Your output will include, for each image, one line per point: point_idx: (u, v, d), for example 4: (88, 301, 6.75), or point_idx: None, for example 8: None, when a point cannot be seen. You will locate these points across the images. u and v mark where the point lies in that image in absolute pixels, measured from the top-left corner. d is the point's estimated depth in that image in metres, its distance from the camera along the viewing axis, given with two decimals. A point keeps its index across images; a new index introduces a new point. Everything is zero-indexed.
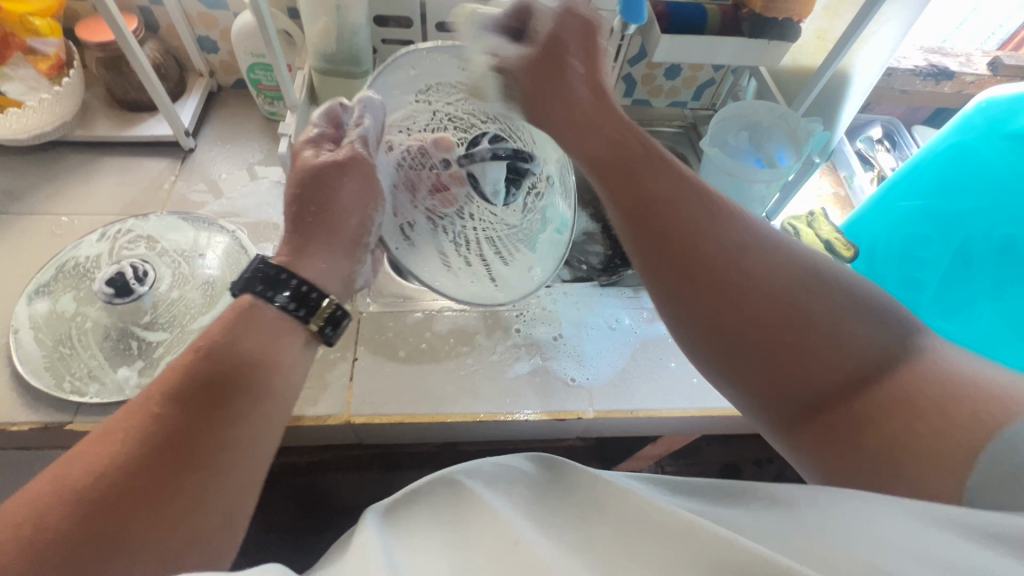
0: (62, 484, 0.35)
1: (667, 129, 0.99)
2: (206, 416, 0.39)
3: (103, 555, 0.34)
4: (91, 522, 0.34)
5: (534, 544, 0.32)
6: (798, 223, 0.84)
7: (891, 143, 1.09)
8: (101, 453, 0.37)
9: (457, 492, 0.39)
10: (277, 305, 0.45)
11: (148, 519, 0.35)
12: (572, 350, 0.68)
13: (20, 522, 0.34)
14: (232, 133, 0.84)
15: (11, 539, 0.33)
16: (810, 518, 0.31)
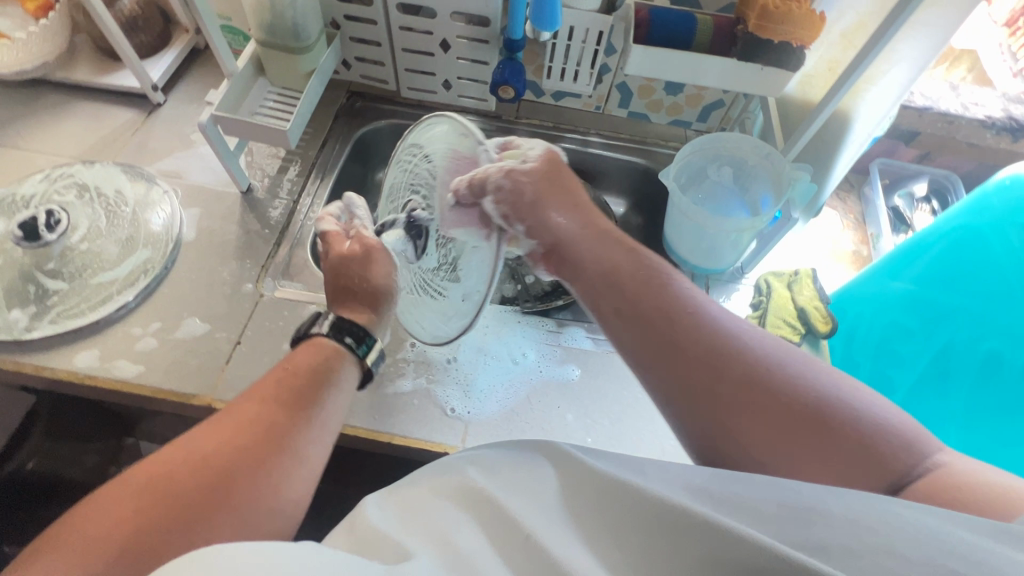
0: (133, 480, 0.35)
1: (662, 150, 0.89)
2: (286, 408, 0.42)
3: (188, 531, 0.34)
4: (164, 513, 0.34)
5: (557, 548, 0.30)
6: (775, 281, 0.73)
7: (938, 203, 0.92)
8: (174, 456, 0.37)
9: (455, 476, 0.35)
10: (337, 341, 0.49)
11: (210, 512, 0.35)
12: (462, 377, 0.63)
13: (101, 521, 0.33)
14: (203, 93, 0.85)
15: (77, 533, 0.32)
16: (823, 524, 0.29)
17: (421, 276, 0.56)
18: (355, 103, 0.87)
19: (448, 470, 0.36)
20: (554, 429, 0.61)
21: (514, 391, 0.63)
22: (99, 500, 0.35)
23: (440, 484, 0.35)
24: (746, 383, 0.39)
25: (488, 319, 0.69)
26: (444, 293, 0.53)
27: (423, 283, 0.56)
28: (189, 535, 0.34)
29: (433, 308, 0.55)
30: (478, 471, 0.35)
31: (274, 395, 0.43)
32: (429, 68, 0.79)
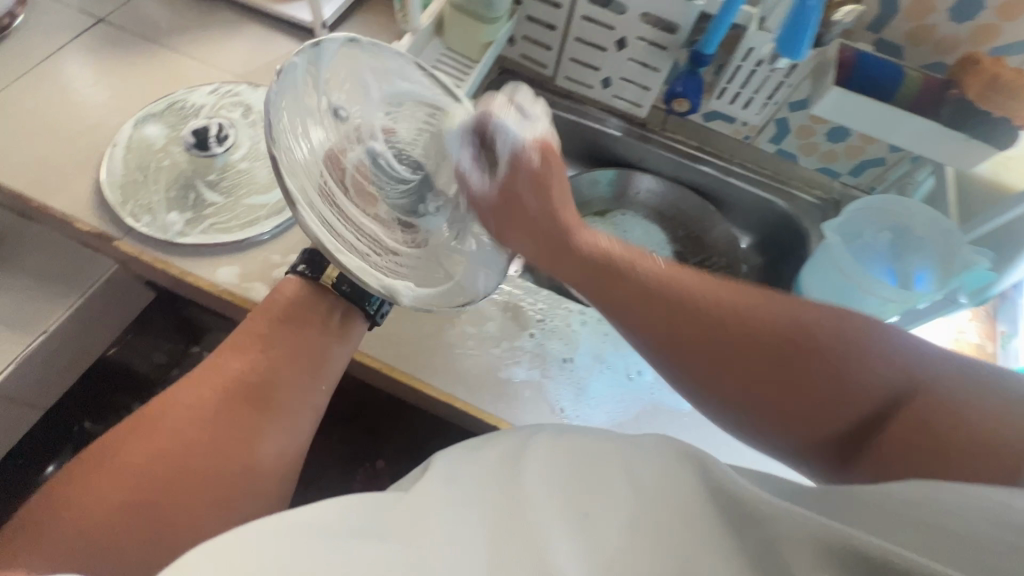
0: (161, 471, 0.46)
1: (803, 195, 0.85)
2: (262, 394, 0.53)
3: (183, 500, 0.45)
4: (165, 491, 0.45)
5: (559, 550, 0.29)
6: None
7: None
8: (194, 440, 0.48)
9: (497, 462, 0.34)
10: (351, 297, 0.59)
11: (191, 495, 0.46)
12: (576, 379, 0.62)
13: (123, 501, 0.43)
14: (364, 39, 0.85)
15: (102, 507, 0.43)
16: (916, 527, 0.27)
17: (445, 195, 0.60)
18: (505, 80, 0.86)
19: (515, 439, 0.36)
20: None
21: (624, 406, 0.62)
22: (105, 470, 0.45)
23: (544, 456, 0.34)
24: (658, 308, 0.43)
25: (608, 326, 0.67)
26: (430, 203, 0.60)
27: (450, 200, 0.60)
28: (181, 503, 0.45)
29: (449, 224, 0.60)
30: (545, 441, 0.35)
31: (253, 368, 0.54)
32: (594, 63, 0.78)
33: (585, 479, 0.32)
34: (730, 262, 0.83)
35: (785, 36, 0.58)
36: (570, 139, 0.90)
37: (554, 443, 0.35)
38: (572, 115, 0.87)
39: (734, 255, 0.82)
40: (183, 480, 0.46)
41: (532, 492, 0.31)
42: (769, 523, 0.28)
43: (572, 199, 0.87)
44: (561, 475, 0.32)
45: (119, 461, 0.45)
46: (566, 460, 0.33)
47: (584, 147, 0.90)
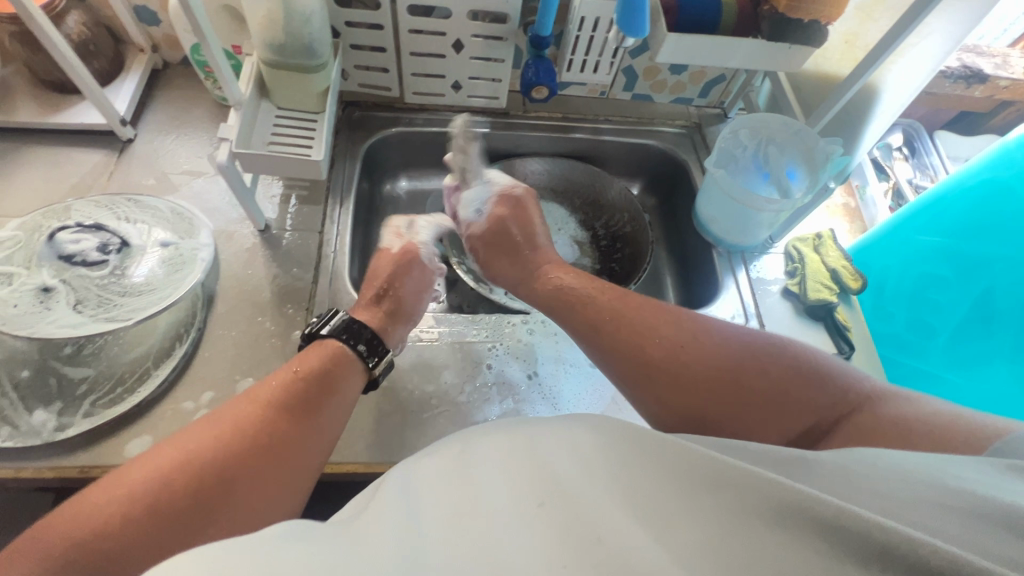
0: None
1: (669, 128, 0.90)
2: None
3: None
4: None
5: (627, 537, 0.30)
6: (803, 247, 0.78)
7: (910, 150, 1.02)
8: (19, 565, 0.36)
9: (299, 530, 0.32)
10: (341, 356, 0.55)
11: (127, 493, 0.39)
12: (547, 391, 0.62)
13: None
14: (179, 120, 0.75)
15: None
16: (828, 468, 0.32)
17: (89, 289, 0.56)
18: (352, 113, 0.81)
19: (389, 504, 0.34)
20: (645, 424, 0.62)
21: (602, 394, 0.63)
22: None
23: (492, 443, 0.39)
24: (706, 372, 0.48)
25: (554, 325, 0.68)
26: (81, 297, 0.55)
27: (112, 304, 0.56)
28: None
29: (79, 307, 0.54)
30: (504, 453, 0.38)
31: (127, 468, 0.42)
32: (438, 71, 0.75)
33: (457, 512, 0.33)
34: (630, 210, 0.84)
35: (623, 15, 0.57)
36: (440, 150, 0.86)
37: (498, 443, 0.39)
38: (435, 127, 0.83)
39: (634, 206, 0.83)
40: (231, 465, 0.42)
41: (498, 500, 0.34)
42: (727, 476, 0.32)
43: None
44: (440, 483, 0.36)
45: (257, 391, 0.48)
46: (513, 467, 0.36)
47: None
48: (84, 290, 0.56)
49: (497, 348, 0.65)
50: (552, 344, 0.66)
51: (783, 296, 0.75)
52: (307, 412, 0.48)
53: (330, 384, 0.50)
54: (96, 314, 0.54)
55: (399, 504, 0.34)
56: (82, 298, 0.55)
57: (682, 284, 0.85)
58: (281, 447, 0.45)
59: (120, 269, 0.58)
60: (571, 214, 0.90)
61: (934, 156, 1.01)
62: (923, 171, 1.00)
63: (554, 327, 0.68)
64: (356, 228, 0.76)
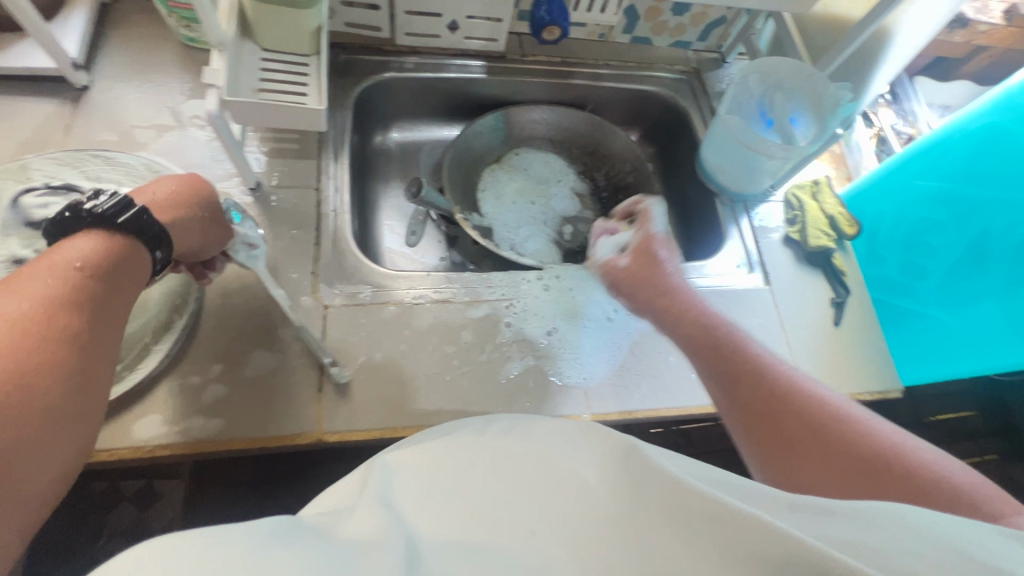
0: None
1: (668, 74, 0.87)
2: None
3: None
4: None
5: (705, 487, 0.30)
6: (802, 194, 0.79)
7: (892, 96, 1.04)
8: None
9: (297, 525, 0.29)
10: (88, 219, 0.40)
11: None
12: (566, 347, 0.62)
13: None
14: (141, 64, 0.66)
15: None
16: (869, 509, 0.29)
17: None
18: (337, 56, 0.74)
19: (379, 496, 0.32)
20: (662, 374, 0.64)
21: (620, 346, 0.64)
22: None
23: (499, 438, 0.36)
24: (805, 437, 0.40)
25: (568, 281, 0.67)
26: None
27: None
28: None
29: None
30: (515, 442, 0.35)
31: None
32: (434, 9, 0.69)
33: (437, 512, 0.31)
34: (634, 161, 0.82)
35: None
36: (432, 98, 0.80)
37: (488, 442, 0.35)
38: (429, 72, 0.77)
39: (637, 156, 0.81)
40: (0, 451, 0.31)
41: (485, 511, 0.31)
42: (693, 505, 0.29)
43: (467, 158, 0.80)
44: (424, 485, 0.33)
45: (14, 284, 0.36)
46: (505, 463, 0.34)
47: (452, 100, 0.82)
48: None
49: (514, 305, 0.63)
50: (568, 300, 0.65)
51: (785, 244, 0.77)
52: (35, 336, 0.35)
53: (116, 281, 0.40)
54: None
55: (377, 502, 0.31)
56: None
57: (682, 235, 0.86)
58: (86, 376, 0.36)
59: None
60: (570, 166, 0.87)
61: (914, 102, 1.03)
62: (904, 117, 1.03)
63: (569, 281, 0.66)
64: (351, 183, 0.72)
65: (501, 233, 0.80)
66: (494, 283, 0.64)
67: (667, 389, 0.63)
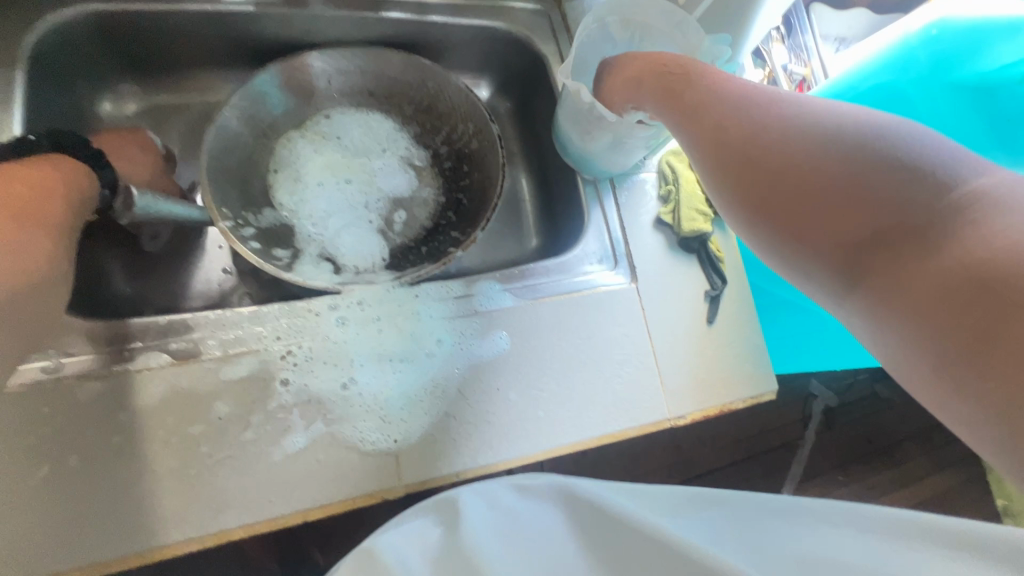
0: None
1: (520, 4, 0.67)
2: None
3: None
4: None
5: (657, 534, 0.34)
6: (677, 164, 0.65)
7: (786, 28, 0.91)
8: None
9: None
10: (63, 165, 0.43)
11: None
12: (370, 401, 0.47)
13: None
14: None
15: None
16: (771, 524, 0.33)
17: None
18: None
19: None
20: (501, 417, 0.51)
21: (442, 391, 0.50)
22: None
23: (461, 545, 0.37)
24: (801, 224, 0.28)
25: (375, 307, 0.51)
26: None
27: None
28: None
29: None
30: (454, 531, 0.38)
31: None
32: None
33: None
34: (475, 123, 0.63)
35: None
36: (179, 42, 0.56)
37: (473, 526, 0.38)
38: (158, 2, 0.52)
39: (478, 117, 0.62)
40: None
41: None
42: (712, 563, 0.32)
43: (244, 129, 0.58)
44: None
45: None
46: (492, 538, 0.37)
47: (211, 45, 0.58)
48: None
49: (295, 353, 0.47)
50: (376, 333, 0.50)
51: (655, 227, 0.64)
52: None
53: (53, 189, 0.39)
54: None
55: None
56: None
57: (544, 217, 0.71)
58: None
59: None
60: (400, 130, 0.67)
61: (808, 35, 0.91)
62: (797, 54, 0.90)
63: (376, 308, 0.51)
64: None
65: (304, 232, 0.61)
66: (268, 321, 0.47)
67: (506, 437, 0.51)
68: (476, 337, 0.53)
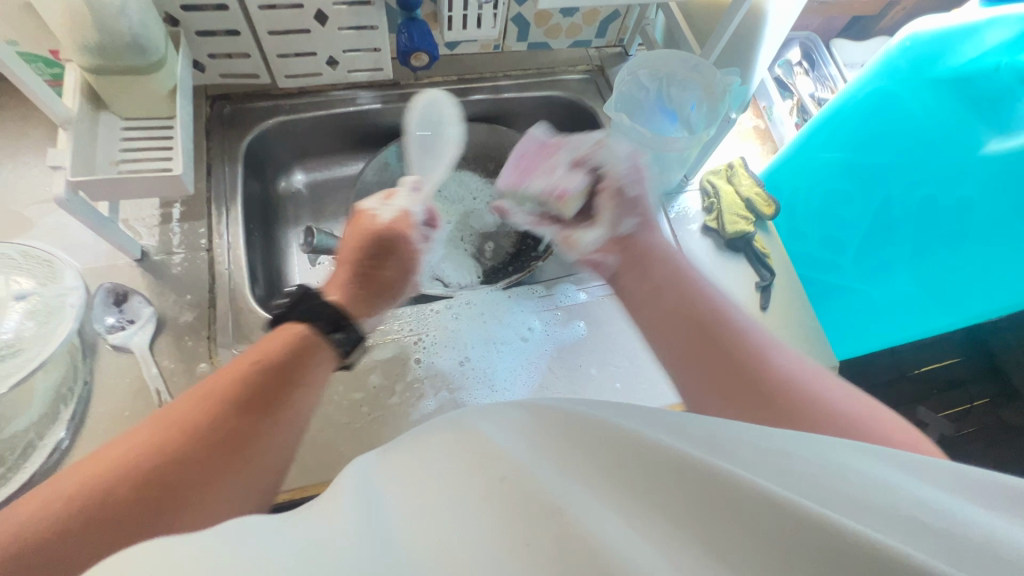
0: None
1: (572, 76, 0.85)
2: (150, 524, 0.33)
3: None
4: None
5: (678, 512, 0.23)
6: (717, 180, 0.77)
7: (809, 63, 1.03)
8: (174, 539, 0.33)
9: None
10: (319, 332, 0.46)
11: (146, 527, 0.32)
12: (481, 375, 0.61)
13: None
14: (13, 146, 0.65)
15: None
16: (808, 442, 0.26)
17: None
18: (223, 108, 0.72)
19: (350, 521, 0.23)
20: (585, 387, 0.62)
21: (536, 367, 0.62)
22: None
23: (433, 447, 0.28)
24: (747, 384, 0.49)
25: (479, 305, 0.66)
26: None
27: None
28: None
29: None
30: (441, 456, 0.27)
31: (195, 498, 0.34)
32: (308, 48, 0.68)
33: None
34: None
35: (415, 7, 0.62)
36: (331, 135, 0.79)
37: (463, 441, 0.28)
38: (321, 109, 0.75)
39: None
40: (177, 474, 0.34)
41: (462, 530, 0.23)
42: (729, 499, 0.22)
43: (373, 192, 0.78)
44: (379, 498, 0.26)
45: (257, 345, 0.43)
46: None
47: (352, 135, 0.80)
48: None
49: (424, 339, 0.62)
50: (481, 325, 0.64)
51: (703, 233, 0.75)
52: (245, 415, 0.39)
53: (293, 376, 0.42)
54: None
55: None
56: None
57: None
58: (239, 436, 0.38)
59: None
60: (486, 181, 0.86)
61: (831, 66, 1.02)
62: (823, 83, 1.02)
63: (481, 306, 0.66)
64: (253, 235, 0.70)
65: None
66: (403, 317, 0.63)
67: (590, 403, 0.61)
68: (558, 326, 0.66)
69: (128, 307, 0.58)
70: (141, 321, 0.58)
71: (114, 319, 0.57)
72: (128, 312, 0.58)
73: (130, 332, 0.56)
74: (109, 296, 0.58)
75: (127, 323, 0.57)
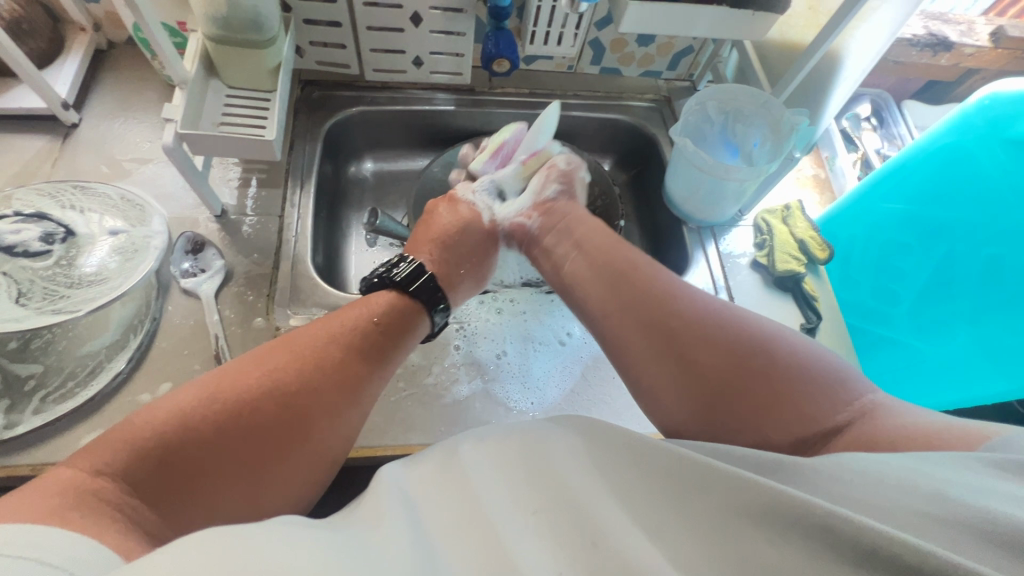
0: None
1: (639, 103, 0.88)
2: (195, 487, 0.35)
3: None
4: None
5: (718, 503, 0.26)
6: (772, 218, 0.77)
7: (878, 120, 1.03)
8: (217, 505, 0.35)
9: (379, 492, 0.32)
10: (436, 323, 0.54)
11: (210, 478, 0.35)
12: (515, 371, 0.62)
13: None
14: (128, 103, 0.72)
15: None
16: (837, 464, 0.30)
17: (33, 279, 0.54)
18: (312, 92, 0.78)
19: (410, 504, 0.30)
20: (616, 399, 0.62)
21: (569, 371, 0.63)
22: None
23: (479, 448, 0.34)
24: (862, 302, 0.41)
25: (522, 303, 0.68)
26: (24, 288, 0.53)
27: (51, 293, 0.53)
28: None
29: (20, 297, 0.52)
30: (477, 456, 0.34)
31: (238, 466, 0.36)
32: (399, 47, 0.74)
33: (463, 524, 0.29)
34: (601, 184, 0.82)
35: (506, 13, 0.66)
36: (403, 130, 0.84)
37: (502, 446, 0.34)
38: (399, 104, 0.80)
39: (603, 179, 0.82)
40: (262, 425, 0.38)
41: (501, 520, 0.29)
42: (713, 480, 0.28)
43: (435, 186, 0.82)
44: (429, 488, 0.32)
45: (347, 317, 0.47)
46: (512, 470, 0.32)
47: (423, 133, 0.85)
48: (32, 274, 0.54)
49: (464, 329, 0.64)
50: (522, 323, 0.66)
51: (752, 268, 0.75)
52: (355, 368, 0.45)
53: (395, 333, 0.49)
54: (48, 302, 0.53)
55: (404, 528, 0.28)
56: (24, 296, 0.53)
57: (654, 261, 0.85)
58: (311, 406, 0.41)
59: (66, 265, 0.56)
60: None
61: (902, 126, 1.02)
62: (891, 141, 1.01)
63: (524, 305, 0.68)
64: (320, 210, 0.75)
65: None
66: None
67: (620, 415, 0.61)
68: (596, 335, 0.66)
69: (201, 256, 0.63)
70: (210, 271, 0.62)
71: (188, 265, 0.62)
72: (201, 261, 0.63)
73: (199, 279, 0.60)
74: (187, 243, 0.63)
75: (199, 271, 0.62)
